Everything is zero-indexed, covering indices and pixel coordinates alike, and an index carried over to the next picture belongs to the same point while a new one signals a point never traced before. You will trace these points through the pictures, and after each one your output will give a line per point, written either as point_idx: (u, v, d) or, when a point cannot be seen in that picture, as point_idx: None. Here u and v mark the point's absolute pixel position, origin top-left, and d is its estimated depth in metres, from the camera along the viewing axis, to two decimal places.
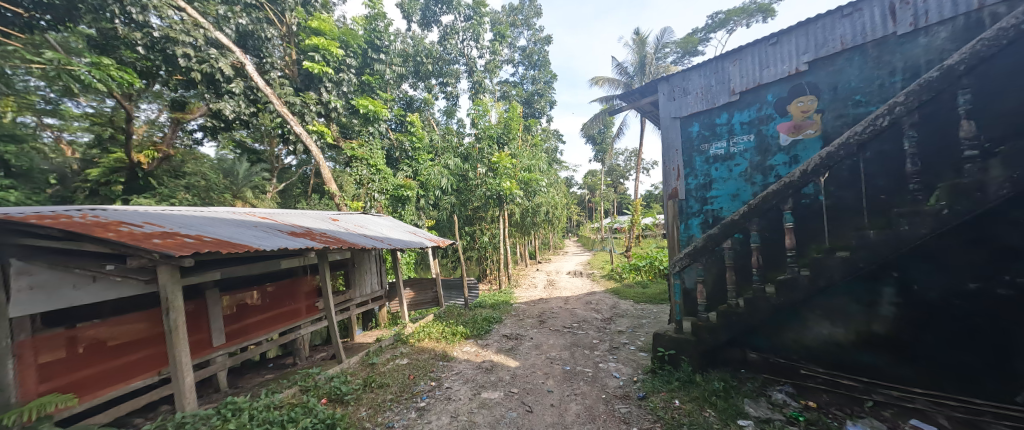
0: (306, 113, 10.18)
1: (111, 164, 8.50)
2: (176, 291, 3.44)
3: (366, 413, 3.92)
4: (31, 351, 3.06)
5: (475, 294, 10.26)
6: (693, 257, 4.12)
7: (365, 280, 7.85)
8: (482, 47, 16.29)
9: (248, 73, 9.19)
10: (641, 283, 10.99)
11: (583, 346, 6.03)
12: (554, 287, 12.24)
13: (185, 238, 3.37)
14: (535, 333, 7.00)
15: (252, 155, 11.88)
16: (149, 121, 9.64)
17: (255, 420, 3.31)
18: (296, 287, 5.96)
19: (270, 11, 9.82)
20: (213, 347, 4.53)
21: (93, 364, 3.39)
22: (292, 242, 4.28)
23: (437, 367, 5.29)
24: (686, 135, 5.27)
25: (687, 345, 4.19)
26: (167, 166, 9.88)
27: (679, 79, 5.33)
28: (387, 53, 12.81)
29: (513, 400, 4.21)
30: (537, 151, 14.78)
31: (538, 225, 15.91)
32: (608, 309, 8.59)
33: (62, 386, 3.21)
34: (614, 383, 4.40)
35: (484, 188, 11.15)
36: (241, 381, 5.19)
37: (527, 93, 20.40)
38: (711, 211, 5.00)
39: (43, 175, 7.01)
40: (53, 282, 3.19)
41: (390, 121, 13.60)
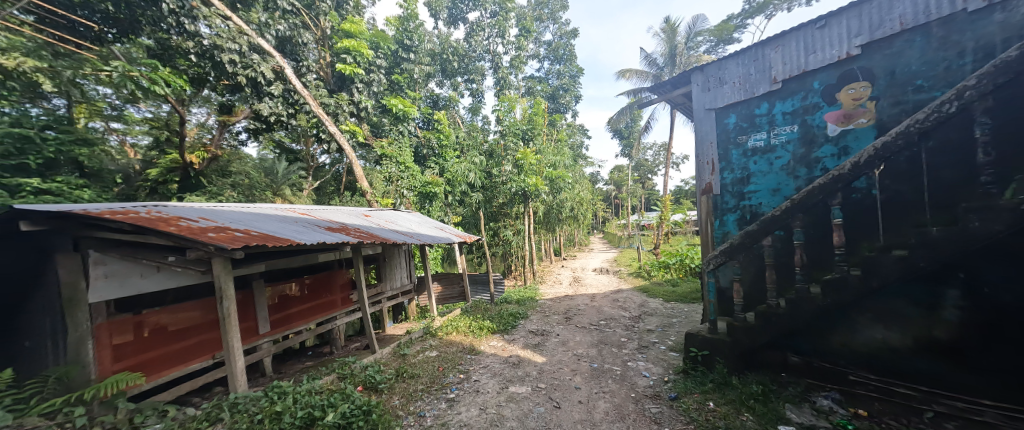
0: (340, 113, 10.68)
1: (167, 164, 9.34)
2: (229, 282, 3.71)
3: (399, 402, 4.07)
4: (106, 334, 3.38)
5: (501, 290, 10.37)
6: (729, 254, 3.96)
7: (396, 274, 8.13)
8: (508, 42, 16.28)
9: (287, 76, 9.66)
10: (671, 281, 10.68)
11: (610, 344, 5.95)
12: (580, 284, 12.12)
13: (235, 232, 3.62)
14: (561, 329, 6.99)
15: (290, 154, 12.48)
16: (199, 123, 10.40)
17: (299, 404, 3.50)
18: (332, 279, 6.26)
19: (306, 16, 10.31)
20: (260, 334, 4.86)
21: (157, 347, 3.72)
22: (330, 236, 4.51)
23: (465, 360, 5.40)
24: (722, 128, 5.03)
25: (722, 346, 4.04)
26: (214, 166, 10.59)
27: (714, 68, 5.09)
28: (416, 53, 13.09)
29: (541, 395, 4.22)
30: (562, 147, 14.66)
31: (563, 221, 15.82)
32: (635, 307, 8.42)
33: (133, 366, 3.55)
34: (644, 383, 4.32)
35: (509, 184, 11.24)
36: (283, 367, 5.53)
37: (553, 87, 20.24)
38: (749, 207, 4.75)
39: (111, 175, 7.71)
40: (123, 271, 3.51)
41: (418, 119, 13.93)
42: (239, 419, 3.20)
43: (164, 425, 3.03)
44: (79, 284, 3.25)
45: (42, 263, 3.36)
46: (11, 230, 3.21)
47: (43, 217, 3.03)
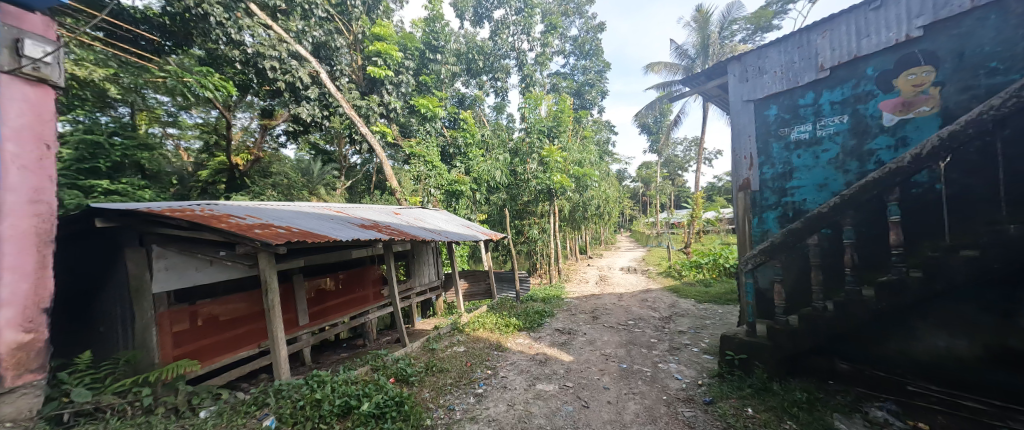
0: (371, 114, 11.08)
1: (216, 166, 10.08)
2: (274, 275, 3.93)
3: (429, 395, 4.17)
4: (167, 321, 3.67)
5: (527, 288, 10.37)
6: (769, 254, 3.76)
7: (424, 270, 8.33)
8: (534, 39, 16.23)
9: (322, 80, 10.12)
10: (704, 282, 10.26)
11: (639, 345, 5.82)
12: (606, 283, 11.92)
13: (278, 229, 3.84)
14: (588, 328, 6.91)
15: (324, 155, 13.04)
16: (244, 127, 11.08)
17: (336, 392, 3.65)
18: (364, 275, 6.52)
19: (340, 22, 10.74)
20: (300, 325, 5.12)
21: (210, 335, 4.01)
22: (364, 234, 4.68)
23: (492, 356, 5.47)
24: (761, 120, 4.76)
25: (761, 350, 3.85)
26: (257, 167, 11.22)
27: (754, 57, 4.82)
28: (442, 53, 13.33)
29: (568, 394, 4.20)
30: (587, 144, 14.49)
31: (589, 219, 15.61)
32: (666, 307, 8.17)
33: (191, 352, 3.84)
34: (676, 385, 4.19)
35: (535, 182, 11.23)
36: (321, 358, 5.83)
37: (578, 83, 19.98)
38: (791, 204, 4.46)
39: (167, 176, 8.38)
40: (181, 265, 3.79)
41: (444, 119, 14.19)
42: (283, 404, 3.40)
43: (218, 408, 3.27)
44: (144, 276, 3.57)
45: (111, 257, 3.71)
46: (88, 226, 3.57)
47: (114, 215, 3.35)
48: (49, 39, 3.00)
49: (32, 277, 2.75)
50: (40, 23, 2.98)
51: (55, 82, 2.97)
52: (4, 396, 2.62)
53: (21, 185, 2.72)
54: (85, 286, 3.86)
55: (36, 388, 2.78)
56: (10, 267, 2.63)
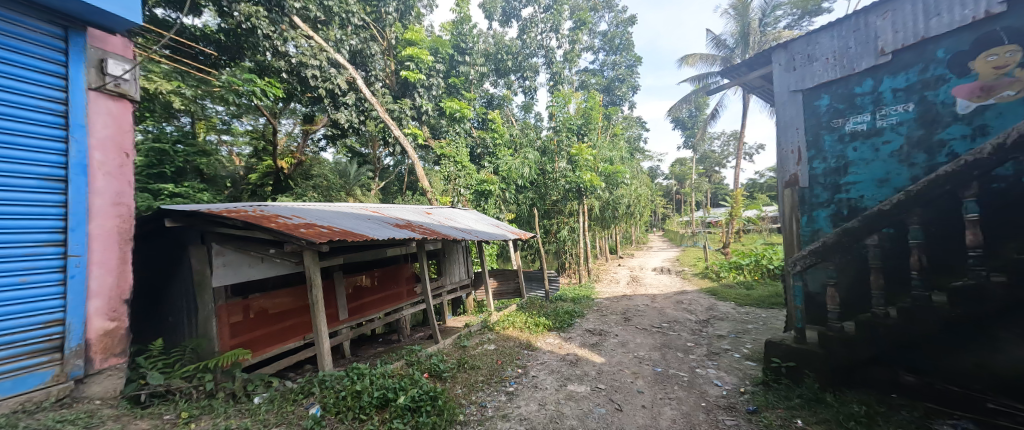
0: (403, 117, 11.50)
1: (264, 170, 10.82)
2: (317, 272, 4.16)
3: (461, 391, 4.25)
4: (224, 313, 3.97)
5: (556, 287, 10.33)
6: (821, 255, 3.46)
7: (455, 269, 8.50)
8: (562, 36, 16.11)
9: (358, 86, 10.60)
10: (744, 284, 9.76)
11: (675, 348, 5.62)
12: (638, 284, 11.63)
13: (321, 228, 4.06)
14: (620, 330, 6.76)
15: (360, 158, 13.62)
16: (288, 133, 11.82)
17: (375, 385, 3.79)
18: (398, 272, 6.78)
19: (374, 29, 11.26)
20: (341, 320, 5.38)
21: (261, 327, 4.32)
22: (399, 233, 4.85)
23: (523, 355, 5.50)
24: (811, 111, 4.43)
25: (814, 359, 3.58)
26: (300, 170, 11.90)
27: (803, 44, 4.51)
28: (470, 55, 13.54)
29: (600, 396, 4.13)
30: (617, 141, 14.20)
31: (619, 218, 15.28)
32: (702, 310, 7.84)
33: (245, 342, 4.14)
34: (716, 392, 4.00)
35: (564, 181, 11.16)
36: (360, 351, 6.12)
37: (608, 79, 19.59)
38: (847, 201, 4.10)
39: (222, 180, 9.10)
40: (236, 261, 4.09)
41: (473, 120, 14.41)
42: (328, 394, 3.59)
43: (269, 395, 3.50)
44: (205, 271, 3.90)
45: (177, 253, 4.08)
46: (158, 226, 3.96)
47: (180, 215, 3.68)
48: (127, 58, 3.32)
49: (116, 272, 3.08)
50: (120, 44, 3.31)
51: (132, 97, 3.29)
52: (94, 376, 2.96)
53: (106, 189, 3.06)
54: (156, 279, 4.29)
55: (119, 370, 3.11)
56: (97, 261, 2.97)
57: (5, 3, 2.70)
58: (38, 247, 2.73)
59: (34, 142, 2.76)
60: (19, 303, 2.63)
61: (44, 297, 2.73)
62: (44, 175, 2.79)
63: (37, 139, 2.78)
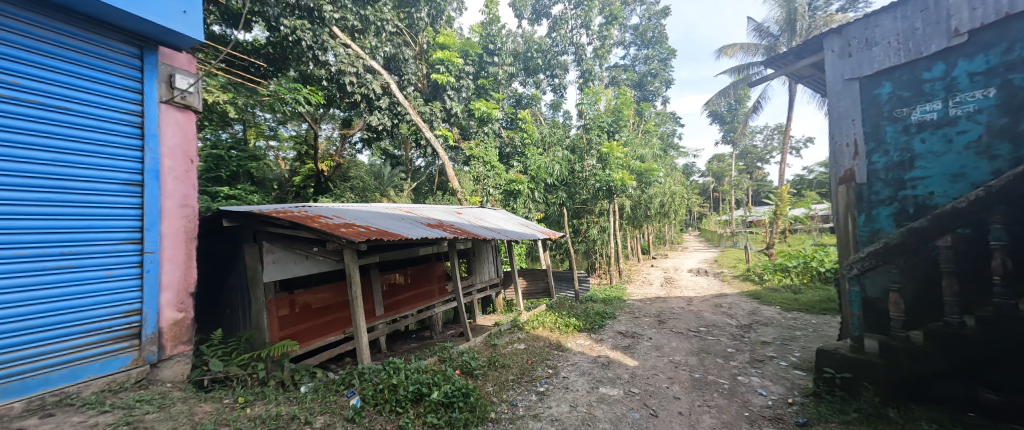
0: (434, 119, 11.82)
1: (306, 173, 11.48)
2: (356, 270, 4.35)
3: (493, 388, 4.29)
4: (273, 307, 4.23)
5: (586, 288, 10.19)
6: (883, 257, 3.18)
7: (485, 268, 8.59)
8: (593, 32, 15.87)
9: (392, 90, 11.00)
10: (790, 287, 9.15)
11: (713, 354, 5.37)
12: (673, 285, 11.20)
13: (359, 228, 4.25)
14: (654, 333, 6.55)
15: (393, 160, 14.10)
16: (328, 137, 12.48)
17: (410, 379, 3.90)
18: (430, 271, 6.97)
19: (407, 35, 11.67)
20: (377, 315, 5.61)
21: (304, 321, 4.58)
22: (431, 232, 4.99)
23: (553, 356, 5.47)
24: (870, 100, 4.06)
25: (874, 370, 3.36)
26: (338, 172, 12.27)
27: (860, 27, 4.16)
28: (499, 55, 13.66)
29: (634, 400, 4.02)
30: (650, 138, 13.79)
31: (652, 217, 14.83)
32: (744, 314, 7.43)
33: (292, 334, 4.41)
34: (760, 402, 3.78)
35: (594, 179, 10.99)
36: (395, 346, 6.36)
37: (640, 74, 19.04)
38: (913, 198, 3.71)
39: (269, 183, 9.75)
40: (284, 258, 4.37)
41: (502, 120, 14.55)
42: (367, 386, 3.73)
43: (315, 385, 3.71)
44: (258, 267, 4.19)
45: (232, 251, 4.43)
46: (217, 225, 4.31)
47: (236, 216, 3.99)
48: (191, 73, 3.65)
49: (183, 267, 3.39)
50: (185, 61, 3.65)
51: (196, 108, 3.61)
52: (165, 361, 3.26)
53: (174, 192, 3.38)
54: (215, 274, 4.68)
55: (186, 356, 3.41)
56: (168, 258, 3.28)
57: (94, 28, 3.03)
58: (120, 244, 3.03)
59: (117, 151, 3.08)
60: (106, 294, 2.93)
61: (126, 289, 3.04)
62: (124, 181, 3.10)
63: (119, 148, 3.09)
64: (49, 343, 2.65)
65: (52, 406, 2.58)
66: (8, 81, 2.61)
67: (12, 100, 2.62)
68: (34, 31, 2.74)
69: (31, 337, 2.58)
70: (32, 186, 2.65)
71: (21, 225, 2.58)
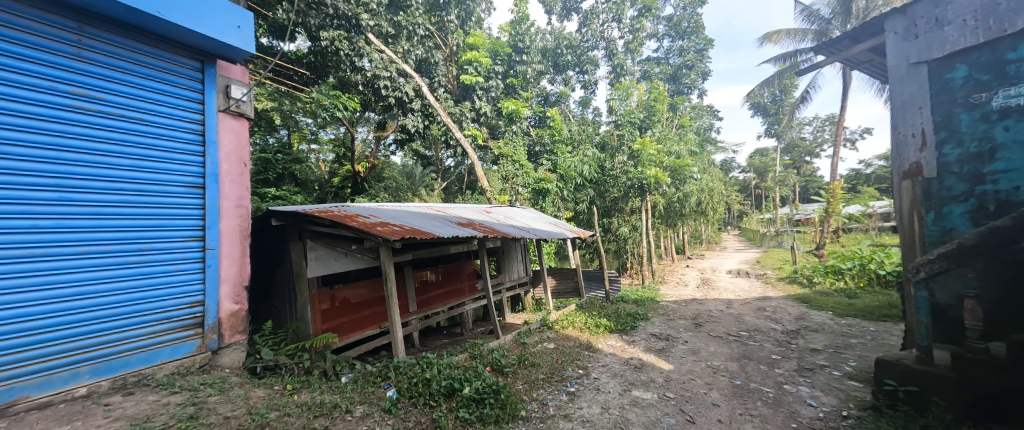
0: (463, 119, 12.04)
1: (343, 174, 12.05)
2: (391, 267, 4.51)
3: (523, 387, 4.29)
4: (316, 301, 4.47)
5: (617, 288, 9.99)
6: (956, 260, 3.12)
7: (514, 267, 8.63)
8: (625, 26, 15.47)
9: (423, 93, 11.29)
10: (843, 292, 8.48)
11: (756, 360, 5.08)
12: (710, 287, 10.71)
13: (394, 227, 4.40)
14: (689, 336, 6.30)
15: (424, 160, 14.46)
16: (364, 140, 13.03)
17: (443, 374, 4.00)
18: (460, 269, 7.10)
19: (438, 38, 11.96)
20: (410, 311, 5.78)
21: (344, 315, 4.81)
22: (462, 231, 5.08)
23: (584, 356, 5.40)
24: (941, 85, 3.66)
25: (945, 385, 3.08)
26: (373, 173, 12.76)
27: (929, 5, 3.76)
28: (528, 54, 13.67)
29: (669, 405, 3.89)
30: (686, 132, 13.25)
31: (687, 215, 14.25)
32: (790, 319, 6.97)
33: (332, 327, 4.64)
34: (810, 414, 3.53)
35: (626, 177, 10.74)
36: (427, 342, 6.55)
37: (674, 67, 18.33)
38: (994, 193, 3.31)
39: (310, 184, 10.32)
40: (325, 255, 4.61)
41: (530, 118, 14.55)
42: (402, 379, 3.86)
43: (354, 376, 3.89)
44: (302, 263, 4.44)
45: (280, 248, 4.74)
46: (266, 224, 4.62)
47: (283, 215, 4.26)
48: (244, 83, 3.94)
49: (238, 262, 3.67)
50: (239, 72, 3.95)
51: (249, 116, 3.89)
52: (224, 348, 3.55)
53: (231, 194, 3.66)
54: (265, 269, 5.04)
55: (241, 345, 3.69)
56: (225, 254, 3.57)
57: (164, 46, 3.34)
58: (186, 241, 3.33)
59: (183, 157, 3.37)
60: (175, 286, 3.23)
61: (191, 283, 3.33)
62: (189, 184, 3.40)
63: (184, 154, 3.38)
64: (129, 330, 2.95)
65: (132, 386, 2.88)
66: (95, 97, 2.90)
67: (99, 113, 2.90)
68: (118, 52, 3.06)
69: (115, 324, 2.87)
70: (116, 190, 2.94)
71: (106, 224, 2.87)
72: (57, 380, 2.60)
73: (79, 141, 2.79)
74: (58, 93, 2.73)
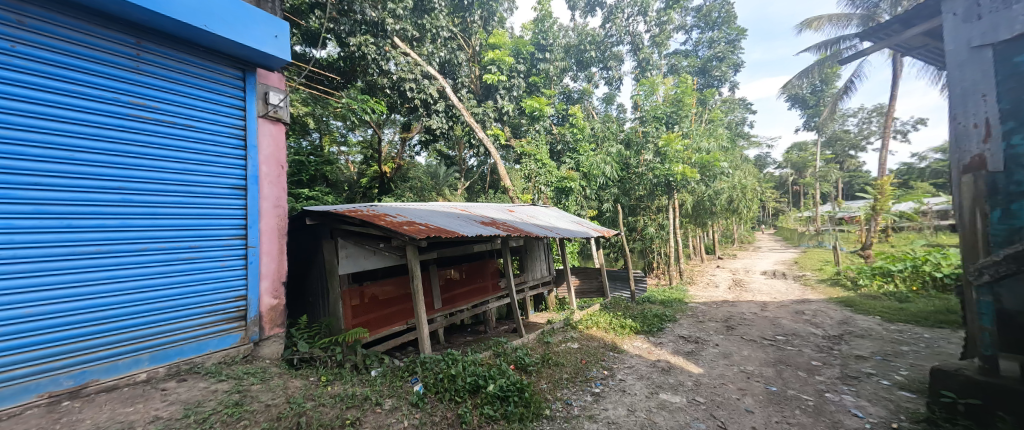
0: (486, 119, 12.15)
1: (371, 175, 12.45)
2: (417, 264, 4.61)
3: (546, 386, 4.27)
4: (346, 297, 4.64)
5: (643, 288, 9.76)
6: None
7: (537, 266, 8.61)
8: (650, 19, 15.08)
9: (447, 94, 11.48)
10: (892, 295, 7.89)
11: (793, 366, 4.82)
12: (742, 288, 10.26)
13: (420, 226, 4.50)
14: (720, 339, 6.07)
15: (448, 160, 14.68)
16: (390, 141, 13.39)
17: (468, 370, 4.05)
18: (483, 267, 7.17)
19: (462, 39, 12.13)
20: (436, 309, 5.89)
21: (372, 311, 4.97)
22: (485, 230, 5.12)
23: (608, 357, 5.32)
24: (1008, 69, 3.33)
25: (1009, 397, 2.90)
26: (399, 174, 13.09)
27: None
28: (551, 51, 13.60)
29: (699, 410, 3.77)
30: (716, 127, 12.76)
31: (717, 214, 13.72)
32: (832, 323, 6.57)
33: (362, 323, 4.81)
34: (855, 424, 3.31)
35: (652, 175, 10.46)
36: (452, 339, 6.66)
37: (703, 60, 17.67)
38: None
39: (340, 184, 10.73)
40: (356, 253, 4.77)
41: (553, 116, 14.47)
42: (428, 374, 3.95)
43: (383, 370, 4.01)
44: (333, 261, 4.62)
45: (314, 245, 4.96)
46: (301, 223, 4.84)
47: (316, 215, 4.45)
48: (280, 89, 4.15)
49: (277, 259, 3.87)
50: (276, 78, 4.16)
51: (285, 120, 4.10)
52: (265, 340, 3.75)
53: (270, 195, 3.87)
54: (301, 266, 5.29)
55: (280, 337, 3.89)
56: (265, 251, 3.77)
57: (209, 57, 3.57)
58: (230, 239, 3.55)
59: (227, 161, 3.59)
60: (221, 281, 3.45)
61: (236, 278, 3.55)
62: (233, 186, 3.62)
63: (228, 158, 3.61)
64: (181, 321, 3.18)
65: (186, 373, 3.11)
66: (151, 106, 3.13)
67: (153, 121, 3.14)
68: (169, 64, 3.29)
69: (169, 315, 3.11)
70: (169, 192, 3.18)
71: (161, 224, 3.11)
72: (121, 365, 2.84)
73: (137, 147, 3.03)
74: (119, 103, 2.96)
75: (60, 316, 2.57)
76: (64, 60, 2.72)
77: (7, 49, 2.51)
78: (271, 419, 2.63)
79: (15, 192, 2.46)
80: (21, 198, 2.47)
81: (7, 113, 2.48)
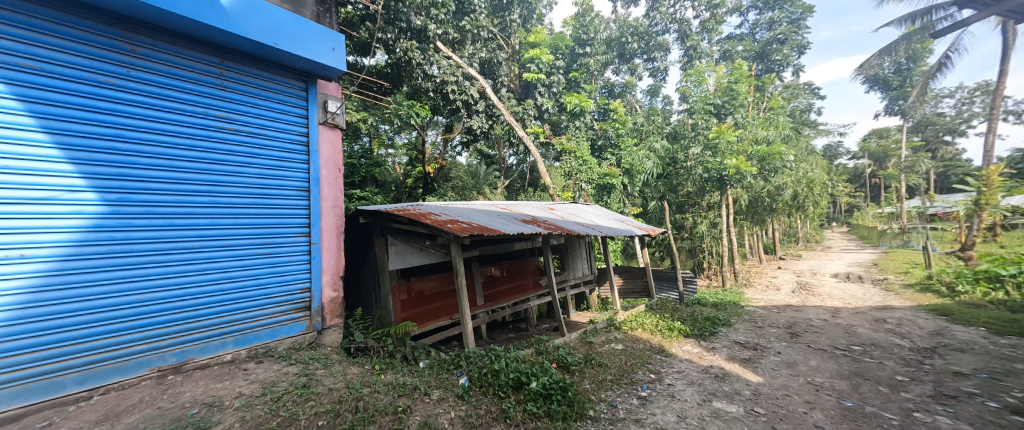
0: (526, 117, 12.15)
1: (416, 175, 12.98)
2: (460, 261, 4.73)
3: (590, 386, 4.19)
4: (396, 291, 4.90)
5: (693, 289, 9.23)
6: None
7: (579, 264, 8.48)
8: (700, 3, 14.15)
9: (487, 93, 11.64)
10: (1000, 304, 6.76)
11: (872, 379, 4.32)
12: (808, 292, 9.34)
13: (463, 224, 4.60)
14: (782, 347, 5.58)
15: (488, 159, 14.86)
16: (433, 142, 13.85)
17: (510, 366, 4.10)
18: (524, 265, 7.21)
19: (501, 39, 12.21)
20: (479, 305, 6.02)
21: (419, 305, 5.20)
22: (526, 228, 5.13)
23: (655, 360, 5.11)
24: None
25: None
26: (442, 173, 13.50)
27: None
28: (592, 45, 13.25)
29: (758, 421, 3.50)
30: (776, 116, 11.69)
31: (777, 211, 12.58)
32: (921, 334, 5.77)
33: (410, 316, 5.05)
34: None
35: (701, 169, 9.83)
36: (494, 335, 6.77)
37: (761, 43, 16.25)
38: None
39: (388, 184, 11.30)
40: (404, 250, 5.01)
41: (593, 112, 14.13)
42: (472, 368, 4.04)
43: (430, 361, 4.18)
44: (383, 257, 4.89)
45: (366, 243, 5.29)
46: (355, 222, 5.17)
47: (369, 214, 4.73)
48: (337, 97, 4.45)
49: (335, 255, 4.17)
50: (332, 87, 4.47)
51: (341, 126, 4.40)
52: (327, 329, 4.07)
53: (329, 196, 4.17)
54: (355, 261, 5.67)
55: (340, 327, 4.20)
56: (326, 247, 4.08)
57: (278, 71, 3.93)
58: (297, 237, 3.88)
59: (293, 165, 3.93)
60: (289, 274, 3.78)
61: (301, 272, 3.88)
62: (298, 188, 3.95)
63: (294, 162, 3.94)
64: (258, 309, 3.55)
65: (262, 355, 3.47)
66: (232, 118, 3.52)
67: (234, 131, 3.53)
68: (245, 79, 3.67)
69: (249, 304, 3.48)
70: (246, 193, 3.56)
71: (241, 222, 3.49)
72: (212, 347, 3.23)
73: (221, 154, 3.42)
74: (207, 117, 3.36)
75: (165, 302, 2.98)
76: (165, 81, 3.14)
77: (124, 74, 2.94)
78: (333, 401, 2.85)
79: (132, 196, 2.89)
80: (136, 201, 2.90)
81: (123, 128, 2.89)
